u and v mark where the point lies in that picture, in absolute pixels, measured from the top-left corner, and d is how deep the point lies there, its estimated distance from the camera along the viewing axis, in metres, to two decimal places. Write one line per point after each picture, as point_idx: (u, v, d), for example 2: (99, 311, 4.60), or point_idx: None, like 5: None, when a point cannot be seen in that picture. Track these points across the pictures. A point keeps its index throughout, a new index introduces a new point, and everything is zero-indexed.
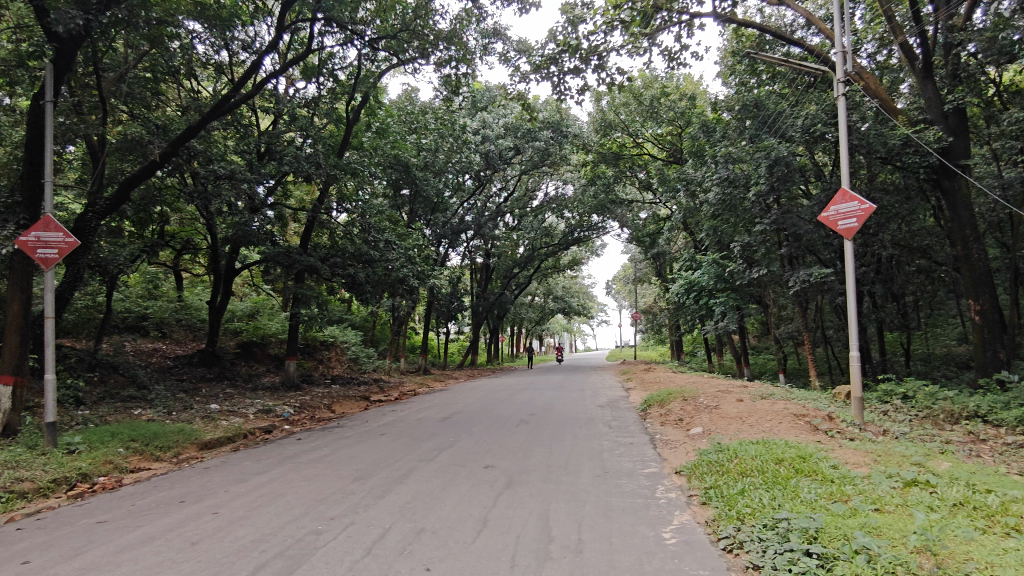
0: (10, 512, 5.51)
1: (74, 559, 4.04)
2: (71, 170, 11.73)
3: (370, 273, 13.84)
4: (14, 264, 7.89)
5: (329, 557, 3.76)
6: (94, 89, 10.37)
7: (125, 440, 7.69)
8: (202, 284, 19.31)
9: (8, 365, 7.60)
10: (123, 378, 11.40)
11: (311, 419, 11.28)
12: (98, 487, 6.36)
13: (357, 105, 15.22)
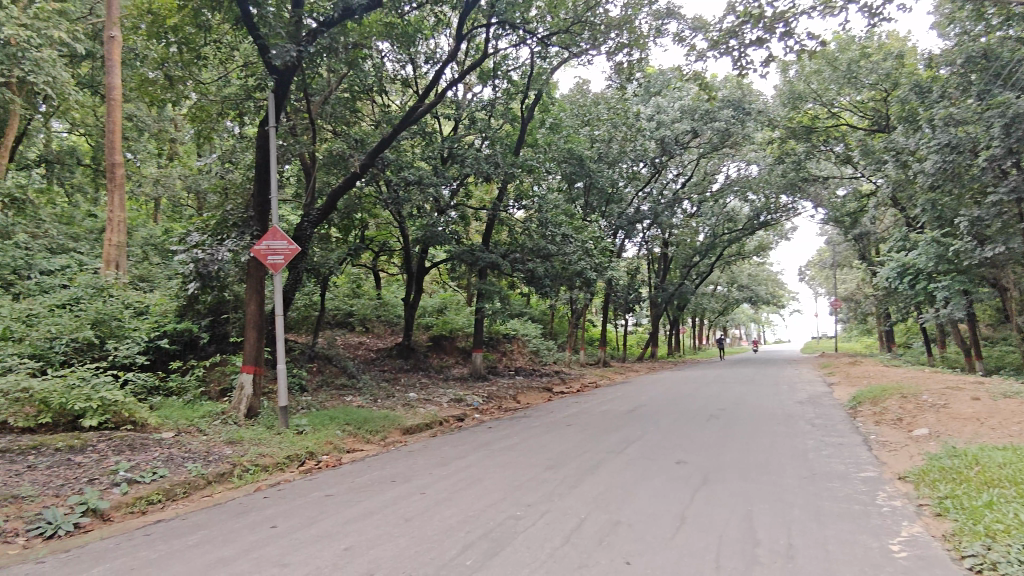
0: (257, 483, 6.44)
1: (310, 527, 4.59)
2: (288, 185, 13.37)
3: (548, 267, 14.12)
4: (250, 269, 9.14)
5: (530, 542, 3.89)
6: (305, 112, 11.67)
7: (341, 423, 8.63)
8: (397, 283, 21.04)
9: (250, 356, 8.82)
10: (335, 369, 12.79)
11: (499, 409, 11.78)
12: (323, 464, 7.20)
13: (531, 103, 15.55)
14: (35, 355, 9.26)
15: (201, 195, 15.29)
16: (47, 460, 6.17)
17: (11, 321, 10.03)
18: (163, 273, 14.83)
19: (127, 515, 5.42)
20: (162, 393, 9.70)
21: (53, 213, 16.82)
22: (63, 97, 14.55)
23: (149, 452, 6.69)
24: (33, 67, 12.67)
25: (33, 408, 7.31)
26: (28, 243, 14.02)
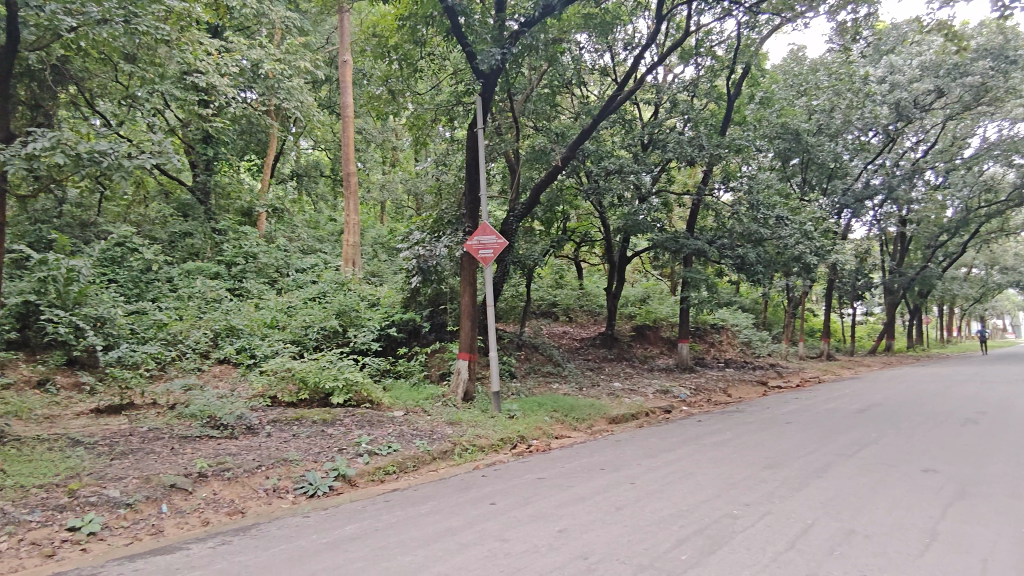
0: (475, 462, 6.93)
1: (526, 506, 4.81)
2: (495, 183, 14.10)
3: (761, 252, 13.21)
4: (464, 262, 9.80)
5: (750, 543, 3.68)
6: (509, 112, 12.19)
7: (549, 409, 8.93)
8: (599, 273, 21.18)
9: (465, 344, 9.48)
10: (542, 357, 13.26)
11: (708, 402, 11.34)
12: (534, 448, 7.53)
13: (738, 78, 14.61)
14: (296, 342, 11.02)
15: (420, 197, 16.76)
16: (307, 430, 7.23)
17: (276, 313, 11.94)
18: (390, 268, 16.56)
19: (370, 481, 6.15)
20: (392, 376, 10.86)
21: (305, 219, 19.59)
22: (308, 119, 16.85)
23: (384, 428, 7.52)
24: (285, 95, 14.93)
25: (294, 385, 8.65)
26: (287, 245, 16.53)
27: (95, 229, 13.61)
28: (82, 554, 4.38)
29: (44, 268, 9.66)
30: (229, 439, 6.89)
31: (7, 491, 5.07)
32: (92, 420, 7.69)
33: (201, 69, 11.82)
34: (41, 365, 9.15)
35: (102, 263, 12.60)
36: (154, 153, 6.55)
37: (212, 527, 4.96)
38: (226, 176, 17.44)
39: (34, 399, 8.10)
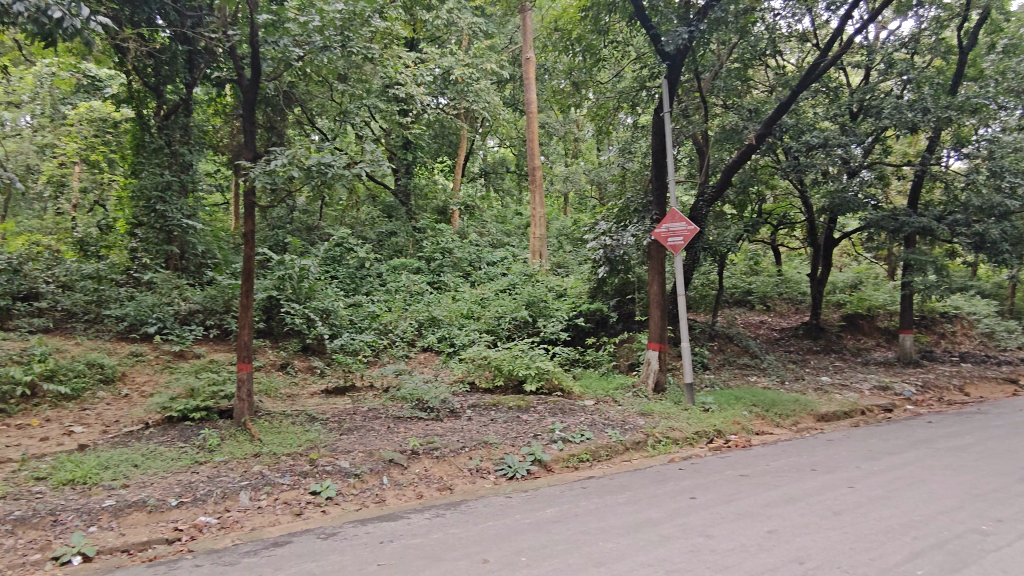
0: (670, 454, 6.81)
1: (730, 504, 4.62)
2: (682, 167, 13.62)
3: (1007, 228, 11.27)
4: (652, 251, 9.60)
5: (1006, 565, 3.18)
6: (697, 92, 11.68)
7: (747, 404, 8.47)
8: (799, 258, 19.53)
9: (655, 334, 9.31)
10: (738, 348, 12.58)
11: (939, 401, 9.96)
12: (733, 444, 7.19)
13: (973, 26, 12.54)
14: (490, 331, 11.64)
15: (605, 186, 16.71)
16: (504, 415, 7.61)
17: (472, 304, 12.70)
18: (576, 259, 16.74)
19: (565, 468, 6.31)
20: (581, 365, 11.02)
21: (493, 214, 20.41)
22: (495, 117, 17.58)
23: (576, 416, 7.66)
24: (474, 97, 15.64)
25: (490, 372, 9.16)
26: (478, 240, 17.40)
27: (318, 232, 15.53)
28: (323, 515, 5.07)
29: (282, 268, 11.33)
30: (436, 421, 7.49)
31: (264, 456, 6.01)
32: (322, 400, 8.81)
33: (401, 80, 12.88)
34: (283, 351, 10.67)
35: (326, 262, 14.32)
36: (368, 162, 7.30)
37: (426, 500, 5.44)
38: (423, 178, 18.86)
39: (278, 380, 9.49)
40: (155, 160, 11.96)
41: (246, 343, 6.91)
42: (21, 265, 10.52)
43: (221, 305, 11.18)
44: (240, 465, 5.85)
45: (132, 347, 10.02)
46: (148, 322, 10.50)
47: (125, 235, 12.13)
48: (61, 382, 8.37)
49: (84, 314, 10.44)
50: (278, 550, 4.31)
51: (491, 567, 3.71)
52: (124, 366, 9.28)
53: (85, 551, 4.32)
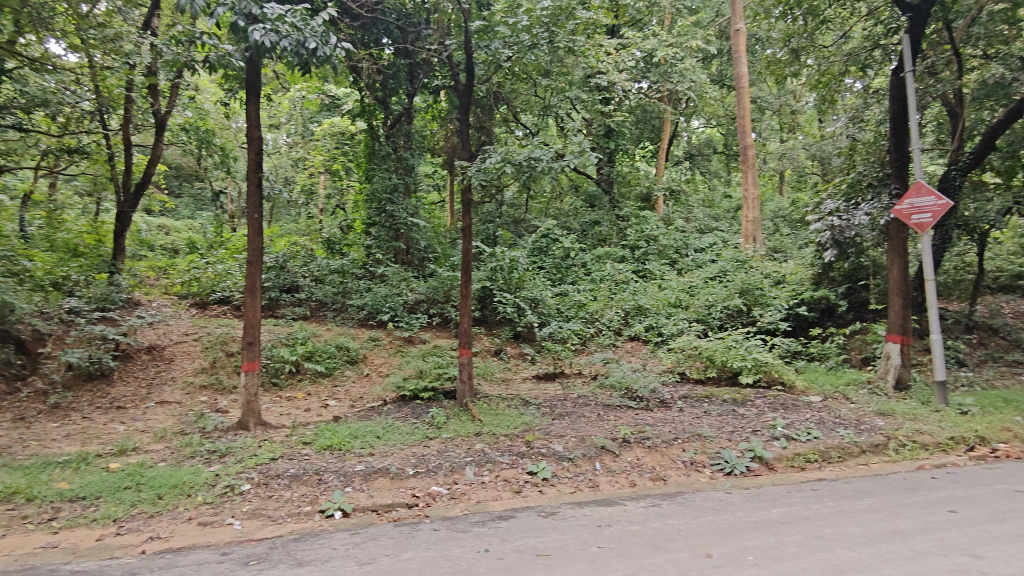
0: (918, 461, 6.01)
1: (1004, 523, 3.95)
2: (928, 133, 11.85)
3: None
4: (891, 231, 8.52)
5: None
6: (949, 44, 10.05)
7: (1020, 408, 7.15)
8: None
9: (896, 326, 8.28)
10: (1005, 342, 10.66)
11: None
12: (1001, 455, 6.14)
13: None
14: (700, 321, 11.25)
15: (829, 161, 15.15)
16: (718, 408, 7.31)
17: (680, 293, 12.33)
18: (795, 243, 15.40)
19: (789, 467, 5.88)
20: (804, 358, 10.17)
21: (701, 197, 19.46)
22: (701, 97, 16.79)
23: (800, 413, 7.09)
24: (679, 77, 15.03)
25: (701, 363, 8.86)
26: (685, 225, 16.72)
27: (526, 224, 16.19)
28: (540, 495, 5.32)
29: (495, 260, 12.04)
30: (646, 410, 7.42)
31: (485, 435, 6.46)
32: (534, 385, 9.22)
33: (604, 69, 12.89)
34: (497, 338, 11.36)
35: (534, 253, 14.90)
36: (576, 154, 7.39)
37: (640, 488, 5.44)
38: (626, 165, 18.68)
39: (494, 365, 10.11)
40: (384, 165, 13.45)
41: (467, 330, 7.47)
42: (285, 262, 12.38)
43: (441, 295, 12.15)
44: (465, 442, 6.35)
45: (371, 333, 11.36)
46: (383, 311, 11.82)
47: (361, 234, 13.75)
48: (318, 362, 9.79)
49: (333, 303, 12.06)
50: (503, 523, 4.61)
51: (715, 562, 3.60)
52: (365, 349, 10.56)
53: (344, 507, 5.03)
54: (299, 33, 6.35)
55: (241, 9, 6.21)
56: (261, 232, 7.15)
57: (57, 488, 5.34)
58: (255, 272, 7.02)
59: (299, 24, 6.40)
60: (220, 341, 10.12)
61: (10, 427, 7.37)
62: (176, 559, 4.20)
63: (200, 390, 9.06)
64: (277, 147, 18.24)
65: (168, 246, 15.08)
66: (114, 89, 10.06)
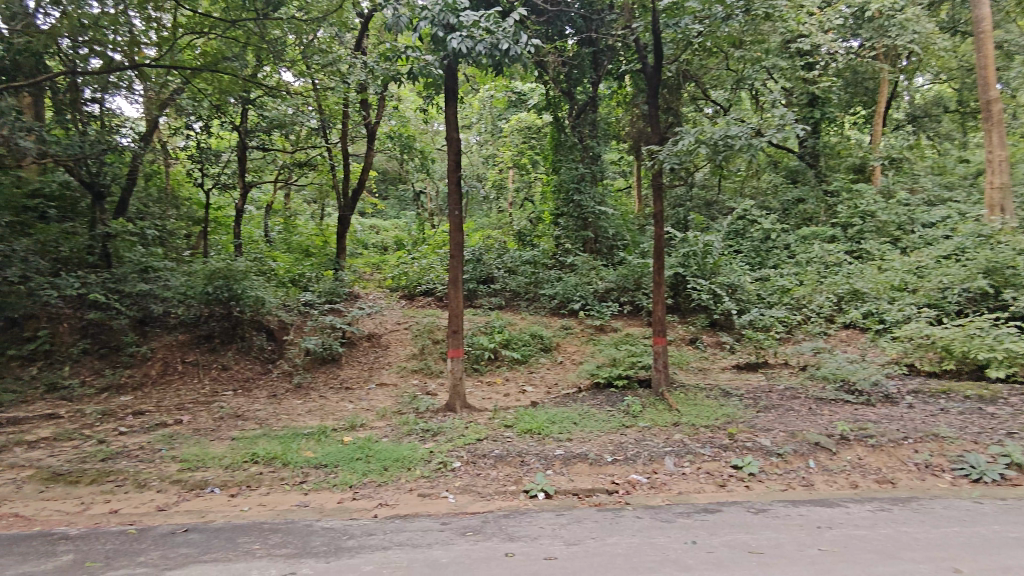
0: None
1: None
2: None
3: None
4: None
5: None
6: None
7: None
8: None
9: None
10: None
11: None
12: None
13: None
14: (932, 306, 9.88)
15: None
16: (958, 406, 6.38)
17: (905, 274, 10.92)
18: None
19: None
20: None
21: (929, 164, 16.92)
22: (928, 48, 14.59)
23: None
24: (898, 30, 13.26)
25: (936, 354, 7.79)
26: (910, 197, 14.72)
27: (719, 206, 15.41)
28: (747, 490, 5.07)
29: (687, 246, 11.64)
30: (866, 406, 6.71)
31: (684, 426, 6.31)
32: (735, 375, 8.79)
33: (806, 31, 11.77)
34: (692, 326, 11.00)
35: (729, 236, 14.15)
36: (777, 128, 6.81)
37: (863, 491, 4.95)
38: (834, 135, 16.92)
39: (690, 354, 9.80)
40: (571, 156, 13.57)
41: (661, 318, 7.34)
42: (481, 255, 13.29)
43: (632, 283, 12.00)
44: (662, 432, 6.25)
45: (563, 321, 11.62)
46: (575, 300, 12.01)
47: (551, 225, 14.08)
48: (515, 349, 10.26)
49: (526, 293, 12.55)
50: (709, 516, 4.48)
51: None
52: (558, 338, 10.83)
53: (547, 489, 5.24)
54: (492, 36, 6.67)
55: (440, 20, 6.70)
56: (462, 228, 7.64)
57: (304, 456, 6.22)
58: (457, 265, 7.52)
59: (493, 27, 6.71)
60: (427, 330, 11.02)
61: (266, 403, 8.72)
62: (403, 525, 4.69)
63: (412, 373, 9.97)
64: (469, 146, 19.24)
65: (379, 245, 16.76)
66: (334, 107, 11.37)
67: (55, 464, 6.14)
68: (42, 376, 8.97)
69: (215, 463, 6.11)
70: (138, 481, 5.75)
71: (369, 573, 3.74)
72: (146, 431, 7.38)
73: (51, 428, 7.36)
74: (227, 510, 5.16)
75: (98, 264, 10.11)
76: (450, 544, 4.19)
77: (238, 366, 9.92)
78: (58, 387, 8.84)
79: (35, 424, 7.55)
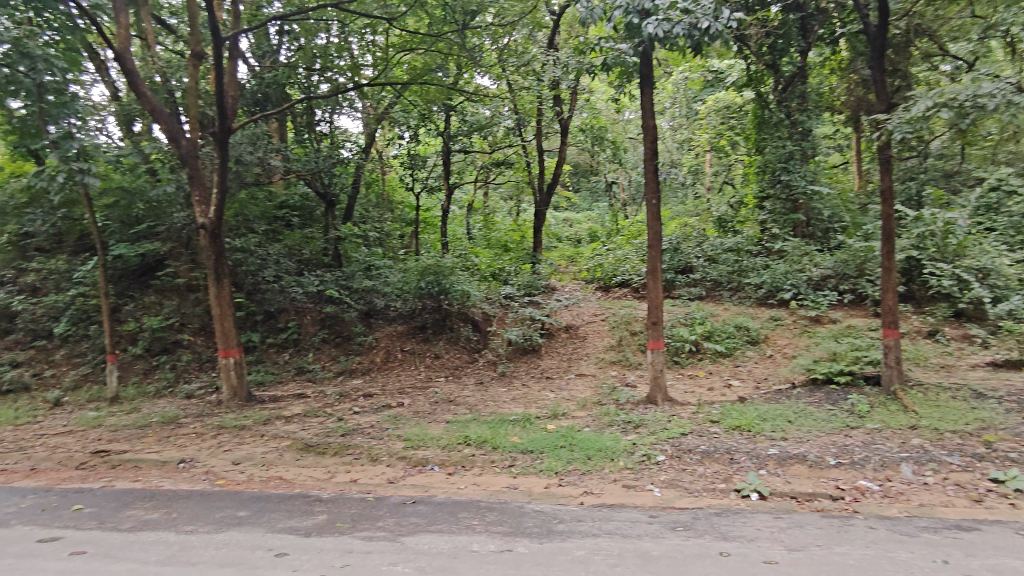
0: None
1: None
2: None
3: None
4: None
5: None
6: None
7: None
8: None
9: None
10: None
11: None
12: None
13: None
14: None
15: None
16: None
17: None
18: None
19: None
20: None
21: None
22: None
23: None
24: None
25: None
26: None
27: (963, 176, 13.26)
28: (1012, 509, 4.33)
29: (922, 225, 10.21)
30: None
31: (924, 430, 5.58)
32: (989, 373, 7.55)
33: None
34: (931, 317, 9.63)
35: (978, 212, 12.13)
36: None
37: None
38: None
39: (928, 349, 8.61)
40: (777, 133, 12.56)
41: (891, 307, 6.55)
42: (678, 244, 12.90)
43: (854, 270, 10.80)
44: (897, 435, 5.59)
45: (772, 312, 10.84)
46: (785, 289, 11.15)
47: (755, 209, 13.20)
48: (718, 342, 9.82)
49: (728, 283, 11.94)
50: (964, 534, 3.92)
51: None
52: (767, 330, 10.11)
53: (761, 490, 4.95)
54: (691, 16, 6.42)
55: (635, 7, 6.63)
56: (660, 216, 7.47)
57: (512, 441, 6.56)
58: (656, 254, 7.37)
59: (691, 7, 6.46)
60: (625, 321, 10.95)
61: (475, 389, 9.33)
62: (611, 513, 4.74)
63: (611, 365, 10.01)
64: (663, 133, 18.71)
65: (572, 237, 17.11)
66: (529, 105, 11.75)
67: (306, 436, 7.17)
68: (293, 360, 10.52)
69: (433, 443, 6.70)
70: (372, 456, 6.50)
71: (581, 558, 3.85)
72: (375, 411, 8.31)
73: (302, 406, 8.62)
74: (446, 487, 5.63)
75: (332, 263, 11.84)
76: (661, 537, 4.16)
77: (448, 354, 10.72)
78: (306, 371, 10.30)
79: (290, 402, 8.90)
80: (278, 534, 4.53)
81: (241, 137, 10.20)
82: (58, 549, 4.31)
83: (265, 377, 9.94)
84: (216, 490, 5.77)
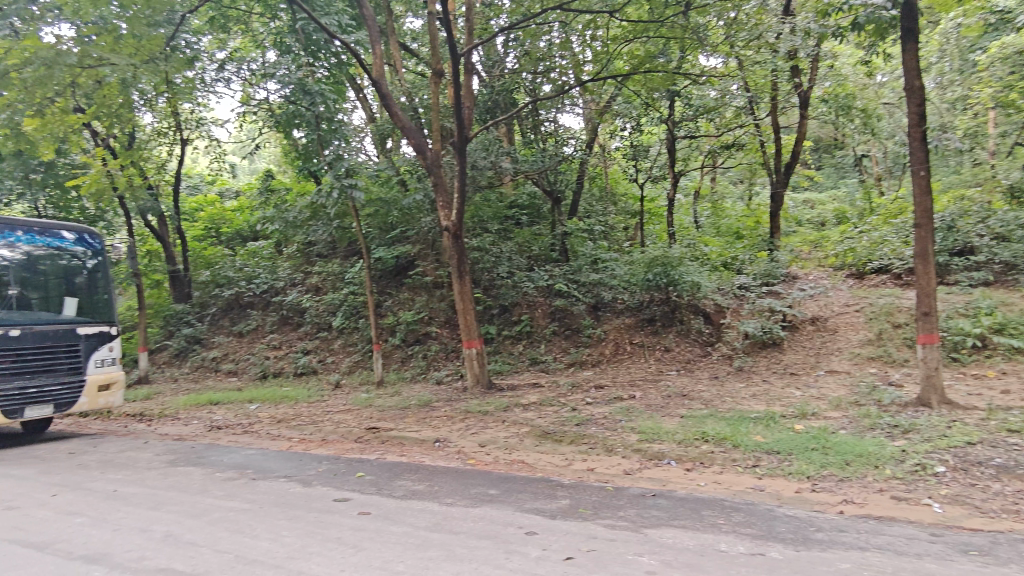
0: None
1: None
2: None
3: None
4: None
5: None
6: None
7: None
8: None
9: None
10: None
11: None
12: None
13: None
14: None
15: None
16: None
17: None
18: None
19: None
20: None
21: None
22: None
23: None
24: None
25: None
26: None
27: None
28: None
29: None
30: None
31: None
32: None
33: None
34: None
35: None
36: None
37: None
38: None
39: None
40: None
41: None
42: (955, 221, 10.96)
43: None
44: None
45: None
46: None
47: None
48: (1013, 336, 8.23)
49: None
50: None
51: None
52: None
53: None
54: None
55: None
56: (931, 191, 6.46)
57: (755, 440, 6.19)
58: (926, 235, 6.40)
59: None
60: (885, 312, 9.68)
61: (710, 383, 9.00)
62: (881, 527, 4.24)
63: (869, 361, 8.90)
64: (929, 93, 16.13)
65: (815, 220, 15.62)
66: (763, 79, 10.93)
67: (543, 424, 7.54)
68: (528, 351, 11.11)
69: (669, 437, 6.60)
70: (607, 446, 6.61)
71: (846, 572, 3.51)
72: (607, 403, 8.43)
73: (538, 395, 9.07)
74: (686, 483, 5.52)
75: (560, 258, 12.38)
76: (948, 560, 3.62)
77: (680, 348, 10.48)
78: (539, 361, 10.81)
79: (527, 390, 9.43)
80: (526, 514, 4.84)
81: (476, 144, 11.04)
82: (349, 508, 5.11)
83: (503, 367, 10.65)
84: (468, 468, 6.35)
